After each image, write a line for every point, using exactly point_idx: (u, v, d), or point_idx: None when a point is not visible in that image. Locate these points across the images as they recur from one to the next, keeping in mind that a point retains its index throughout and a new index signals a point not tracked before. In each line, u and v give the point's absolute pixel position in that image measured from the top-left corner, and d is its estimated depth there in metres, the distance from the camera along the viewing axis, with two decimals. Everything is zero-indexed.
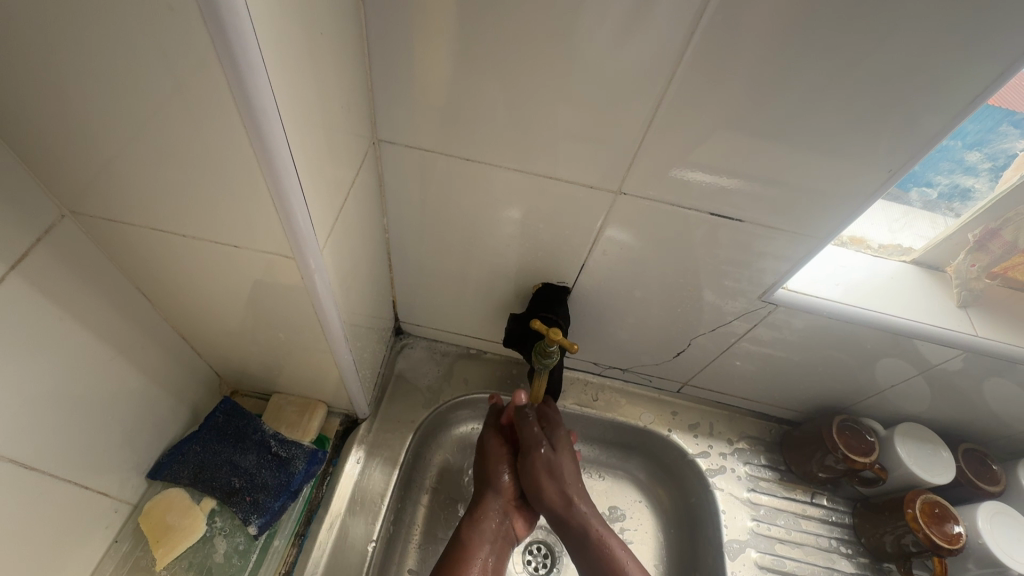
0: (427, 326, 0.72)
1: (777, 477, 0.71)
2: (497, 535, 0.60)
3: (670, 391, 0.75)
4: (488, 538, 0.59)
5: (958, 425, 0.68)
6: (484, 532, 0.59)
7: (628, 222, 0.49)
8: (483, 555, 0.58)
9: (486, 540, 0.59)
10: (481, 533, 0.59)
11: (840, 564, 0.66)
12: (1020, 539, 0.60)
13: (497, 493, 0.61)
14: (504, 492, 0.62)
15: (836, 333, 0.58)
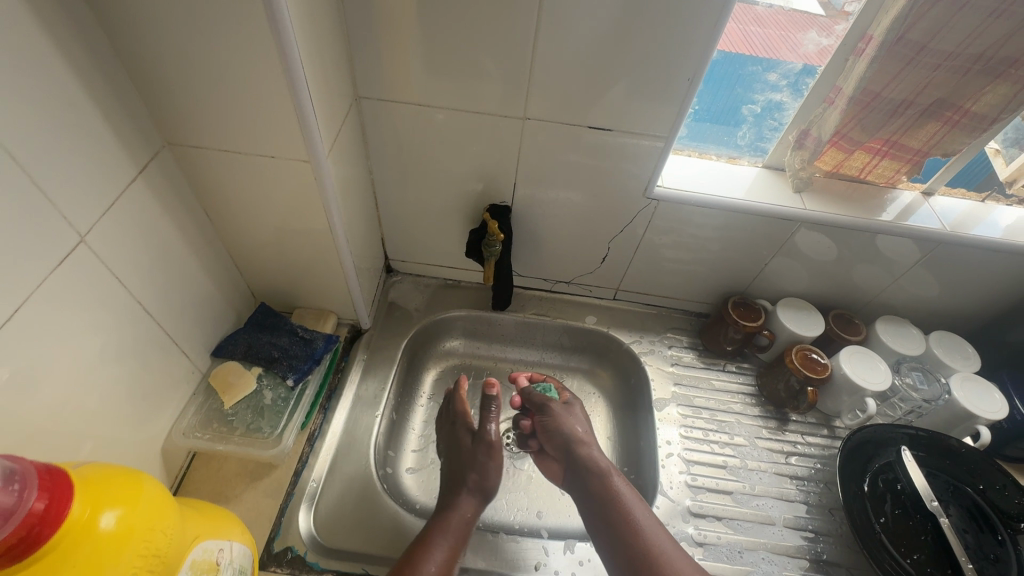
0: (411, 260, 0.92)
1: (696, 353, 0.90)
2: (463, 530, 0.63)
3: (607, 298, 0.95)
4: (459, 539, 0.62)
5: (830, 293, 0.88)
6: (453, 527, 0.63)
7: (541, 143, 0.69)
8: (446, 551, 0.60)
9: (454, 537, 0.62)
10: (451, 526, 0.63)
11: (746, 410, 0.84)
12: (871, 367, 0.78)
13: (474, 500, 0.67)
14: (483, 496, 0.68)
15: (708, 220, 0.77)
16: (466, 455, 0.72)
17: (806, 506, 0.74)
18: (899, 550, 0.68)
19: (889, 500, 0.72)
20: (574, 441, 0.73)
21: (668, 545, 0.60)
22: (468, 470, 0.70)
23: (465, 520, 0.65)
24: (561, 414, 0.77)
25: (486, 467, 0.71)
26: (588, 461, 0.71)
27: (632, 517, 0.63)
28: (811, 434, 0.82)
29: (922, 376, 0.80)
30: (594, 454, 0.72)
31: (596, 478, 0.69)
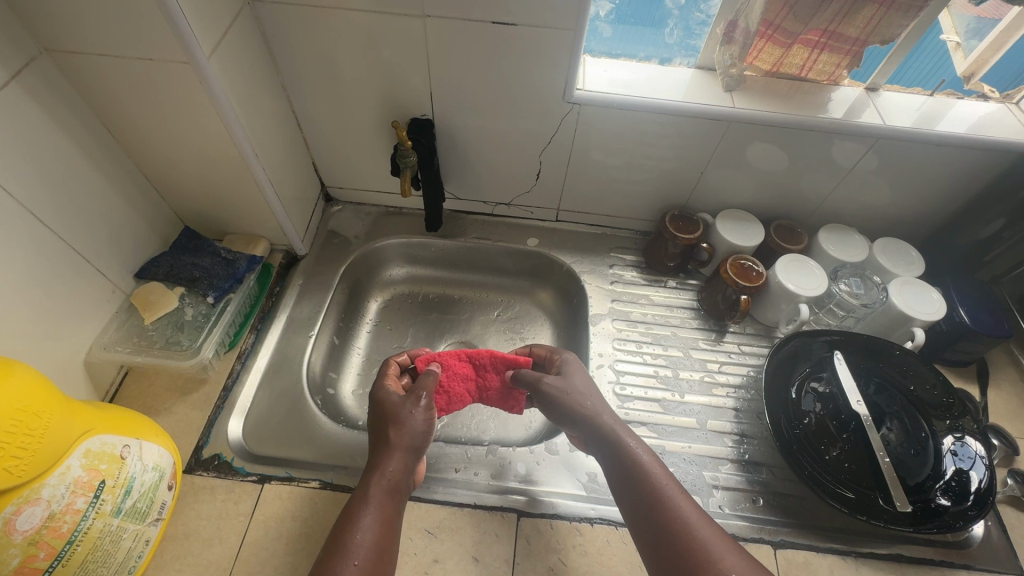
0: (348, 187, 0.91)
1: (638, 270, 0.90)
2: (391, 491, 0.55)
3: (550, 220, 0.94)
4: (389, 503, 0.55)
5: (772, 204, 0.86)
6: (375, 493, 0.54)
7: (449, 46, 0.66)
8: (374, 520, 0.52)
9: (379, 503, 0.54)
10: (375, 489, 0.55)
11: (685, 323, 0.84)
12: (806, 274, 0.77)
13: (399, 455, 0.57)
14: (410, 453, 0.58)
15: (637, 127, 0.75)
16: (392, 402, 0.62)
17: (735, 411, 0.75)
18: (822, 449, 0.68)
19: (818, 400, 0.71)
20: (577, 409, 0.62)
21: (690, 514, 0.49)
22: (387, 422, 0.60)
23: (390, 479, 0.56)
24: (557, 386, 0.65)
25: (414, 415, 0.60)
26: (597, 430, 0.60)
27: (651, 486, 0.52)
28: (747, 345, 0.82)
29: (859, 282, 0.78)
30: (604, 418, 0.60)
31: (613, 446, 0.57)
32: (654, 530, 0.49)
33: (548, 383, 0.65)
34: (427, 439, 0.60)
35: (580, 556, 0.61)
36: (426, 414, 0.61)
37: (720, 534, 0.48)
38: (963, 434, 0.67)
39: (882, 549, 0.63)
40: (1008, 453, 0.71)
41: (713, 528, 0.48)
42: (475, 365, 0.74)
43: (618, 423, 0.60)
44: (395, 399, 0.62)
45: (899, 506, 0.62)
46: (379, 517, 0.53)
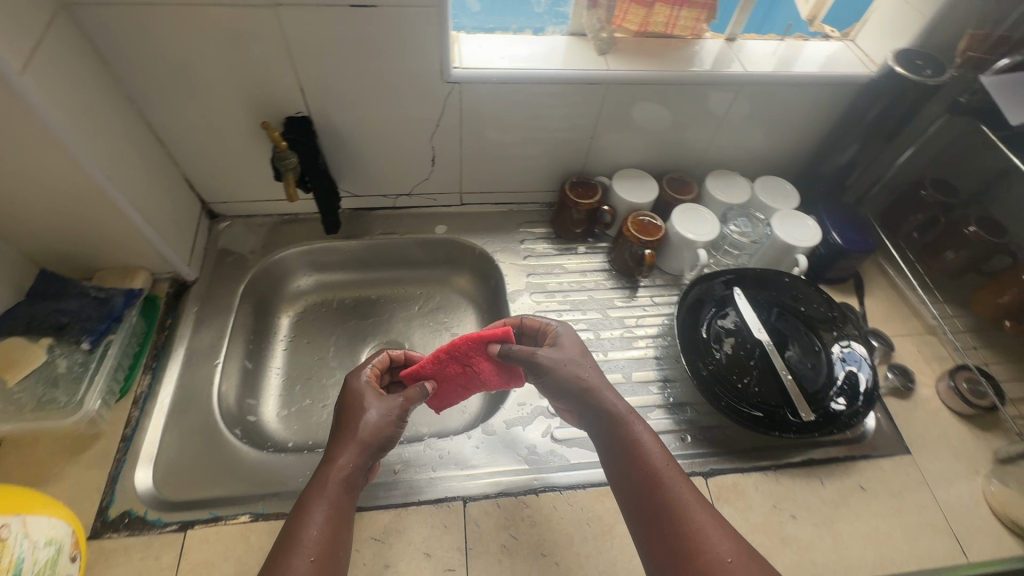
0: (233, 200, 0.85)
1: (549, 242, 0.91)
2: (344, 486, 0.53)
3: (455, 205, 0.93)
4: (342, 500, 0.52)
5: (662, 160, 0.90)
6: (327, 491, 0.52)
7: (310, 34, 0.63)
8: (326, 521, 0.50)
9: (332, 502, 0.51)
10: (330, 484, 0.52)
11: (600, 285, 0.87)
12: (698, 220, 0.82)
13: (357, 450, 0.55)
14: (370, 448, 0.55)
15: (521, 100, 0.75)
16: (364, 393, 0.59)
17: (656, 360, 0.79)
18: (736, 379, 0.73)
19: (727, 335, 0.77)
20: (576, 387, 0.60)
21: (693, 505, 0.52)
22: (352, 414, 0.57)
23: (342, 477, 0.53)
24: (552, 359, 0.61)
25: (382, 405, 0.58)
26: (597, 411, 0.59)
27: (651, 473, 0.54)
28: (659, 295, 0.86)
29: (746, 221, 0.84)
30: (604, 398, 0.59)
31: (616, 429, 0.57)
32: (659, 518, 0.52)
33: (545, 355, 0.61)
34: (392, 433, 0.58)
35: (530, 526, 0.62)
36: (397, 407, 0.58)
37: (718, 523, 0.51)
38: (848, 340, 0.75)
39: (797, 458, 0.70)
40: (887, 351, 0.80)
41: (712, 517, 0.51)
42: (460, 359, 0.64)
43: (622, 404, 0.59)
44: (373, 393, 0.59)
45: (805, 416, 0.69)
46: (330, 516, 0.50)
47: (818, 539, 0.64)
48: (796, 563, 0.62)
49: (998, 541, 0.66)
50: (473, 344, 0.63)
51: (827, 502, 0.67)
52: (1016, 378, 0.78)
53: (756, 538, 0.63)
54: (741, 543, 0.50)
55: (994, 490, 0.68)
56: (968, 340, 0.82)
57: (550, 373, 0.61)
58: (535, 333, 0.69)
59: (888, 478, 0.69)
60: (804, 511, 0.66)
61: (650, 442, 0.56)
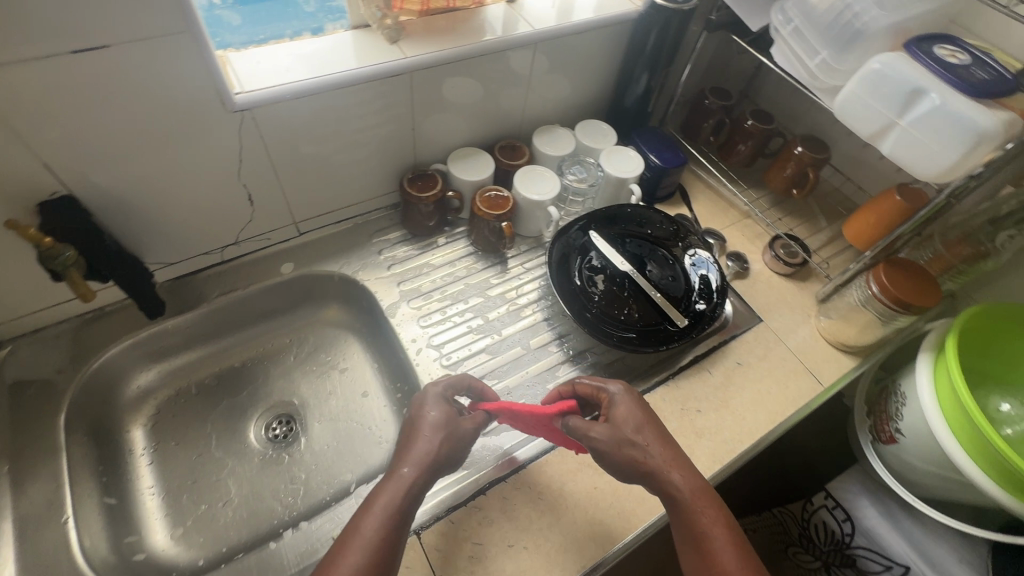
0: (5, 321, 0.67)
1: (408, 244, 0.88)
2: (408, 498, 0.53)
3: (294, 238, 0.83)
4: (403, 510, 0.53)
5: (488, 131, 0.91)
6: (386, 508, 0.52)
7: (29, 97, 0.50)
8: (380, 536, 0.50)
9: (389, 519, 0.51)
10: (393, 489, 0.53)
11: (472, 269, 0.86)
12: (538, 180, 0.85)
13: (423, 463, 0.56)
14: (438, 466, 0.57)
15: (325, 109, 0.69)
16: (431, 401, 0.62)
17: (547, 321, 0.82)
18: (618, 313, 0.79)
19: (597, 276, 0.82)
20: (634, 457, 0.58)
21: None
22: (425, 418, 0.60)
23: (401, 491, 0.53)
24: (602, 437, 0.59)
25: (444, 418, 0.60)
26: (661, 486, 0.57)
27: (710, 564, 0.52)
28: (528, 260, 0.89)
29: (580, 167, 0.90)
30: (664, 473, 0.57)
31: (682, 513, 0.55)
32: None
33: (596, 433, 0.60)
34: (456, 450, 0.59)
35: (488, 526, 0.62)
36: (456, 428, 0.60)
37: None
38: (693, 248, 0.86)
39: (684, 360, 0.79)
40: (722, 244, 0.92)
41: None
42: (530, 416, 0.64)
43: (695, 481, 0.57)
44: (436, 412, 0.61)
45: (680, 324, 0.78)
46: (387, 530, 0.50)
47: (721, 421, 0.74)
48: (712, 448, 0.71)
49: (837, 363, 0.82)
50: (536, 418, 0.64)
51: (718, 387, 0.77)
52: (812, 231, 0.95)
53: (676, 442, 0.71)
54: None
55: (824, 326, 0.84)
56: (773, 213, 0.97)
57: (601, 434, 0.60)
58: (594, 398, 0.65)
59: (754, 348, 0.82)
60: (704, 402, 0.75)
61: (713, 523, 0.54)
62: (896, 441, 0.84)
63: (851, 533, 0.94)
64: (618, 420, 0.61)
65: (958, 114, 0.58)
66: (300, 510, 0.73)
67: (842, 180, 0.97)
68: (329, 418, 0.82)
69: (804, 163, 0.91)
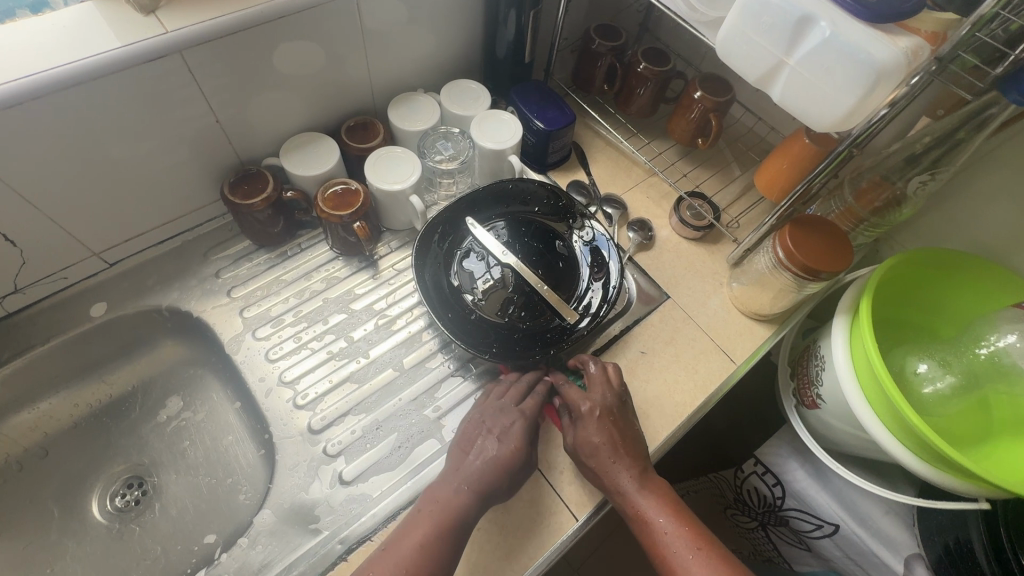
0: None
1: (255, 257, 0.74)
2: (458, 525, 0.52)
3: (105, 269, 0.68)
4: (452, 532, 0.52)
5: (334, 109, 0.75)
6: (439, 524, 0.52)
7: None
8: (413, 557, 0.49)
9: (428, 543, 0.50)
10: (455, 503, 0.53)
11: (334, 280, 0.73)
12: (394, 166, 0.71)
13: (477, 481, 0.55)
14: (502, 478, 0.55)
15: (71, 111, 0.53)
16: (485, 420, 0.60)
17: (426, 330, 0.71)
18: (500, 315, 0.69)
19: (476, 272, 0.71)
20: (598, 462, 0.58)
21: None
22: (499, 420, 0.59)
23: (454, 506, 0.53)
24: (578, 440, 0.59)
25: (513, 432, 0.58)
26: (618, 495, 0.57)
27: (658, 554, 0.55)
28: (401, 259, 0.76)
29: (445, 142, 0.76)
30: (629, 483, 0.57)
31: (638, 521, 0.57)
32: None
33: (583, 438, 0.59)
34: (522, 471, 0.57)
35: None
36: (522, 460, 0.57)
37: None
38: (588, 226, 0.74)
39: (581, 356, 0.70)
40: (623, 214, 0.82)
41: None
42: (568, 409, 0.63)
43: (655, 486, 0.58)
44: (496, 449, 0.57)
45: (570, 320, 0.68)
46: (429, 548, 0.50)
47: None
48: None
49: (752, 334, 0.75)
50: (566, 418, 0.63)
51: None
52: (722, 184, 0.85)
53: None
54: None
55: (736, 294, 0.76)
56: (679, 168, 0.86)
57: (574, 437, 0.60)
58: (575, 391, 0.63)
59: (660, 331, 0.73)
60: None
61: (660, 519, 0.56)
62: (818, 406, 0.79)
63: (782, 496, 0.91)
64: (579, 429, 0.59)
65: (855, 49, 0.46)
66: None
67: (753, 120, 0.87)
68: (187, 472, 0.71)
69: (705, 108, 0.79)
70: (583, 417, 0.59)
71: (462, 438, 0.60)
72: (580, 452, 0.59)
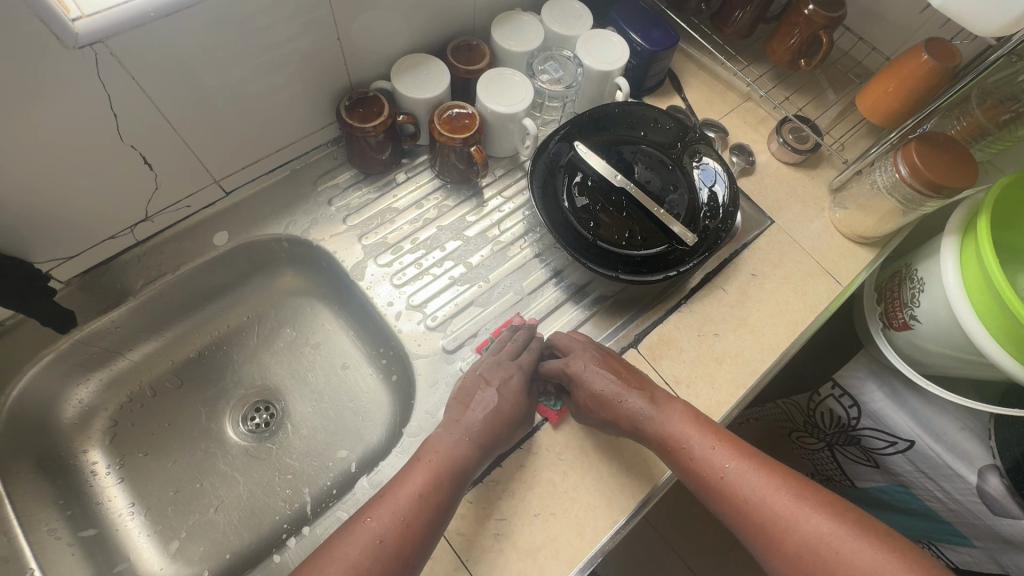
0: None
1: (364, 186, 0.74)
2: (400, 533, 0.48)
3: (222, 199, 0.69)
4: (451, 480, 0.52)
5: (439, 30, 0.72)
6: (374, 533, 0.48)
7: None
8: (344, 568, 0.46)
9: (361, 556, 0.46)
10: (389, 513, 0.49)
11: (443, 208, 0.73)
12: (508, 87, 0.69)
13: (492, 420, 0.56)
14: (509, 425, 0.57)
15: (212, 29, 0.51)
16: (481, 372, 0.61)
17: (538, 257, 0.72)
18: (616, 239, 0.69)
19: (589, 196, 0.71)
20: (610, 397, 0.58)
21: (762, 489, 0.52)
22: (498, 371, 0.61)
23: (455, 455, 0.54)
24: (578, 378, 0.59)
25: (511, 384, 0.60)
26: (643, 424, 0.57)
27: (710, 475, 0.54)
28: (506, 187, 0.76)
29: (554, 64, 0.74)
30: (645, 410, 0.57)
31: (673, 453, 0.55)
32: (751, 522, 0.51)
33: (577, 376, 0.59)
34: (508, 424, 0.57)
35: (511, 498, 0.56)
36: (505, 412, 0.57)
37: (798, 496, 0.51)
38: (699, 153, 0.74)
39: (694, 280, 0.71)
40: (724, 137, 0.81)
41: (791, 492, 0.51)
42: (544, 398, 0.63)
43: (676, 408, 0.57)
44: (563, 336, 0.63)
45: (689, 242, 0.68)
46: (428, 493, 0.51)
47: (740, 341, 0.68)
48: (734, 372, 0.66)
49: (855, 257, 0.75)
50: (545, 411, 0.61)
51: (734, 305, 0.70)
52: (821, 108, 0.84)
53: (699, 372, 0.65)
54: (834, 512, 0.49)
55: (839, 218, 0.76)
56: (779, 92, 0.84)
57: (577, 392, 0.59)
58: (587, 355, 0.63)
59: (768, 254, 0.74)
60: (721, 324, 0.68)
61: (692, 442, 0.55)
62: (910, 327, 0.80)
63: (857, 416, 0.94)
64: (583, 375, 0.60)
65: None
66: (303, 501, 0.67)
67: (853, 41, 0.85)
68: (313, 396, 0.74)
69: (815, 26, 0.76)
70: (581, 368, 0.60)
71: (458, 392, 0.60)
72: (589, 405, 0.58)
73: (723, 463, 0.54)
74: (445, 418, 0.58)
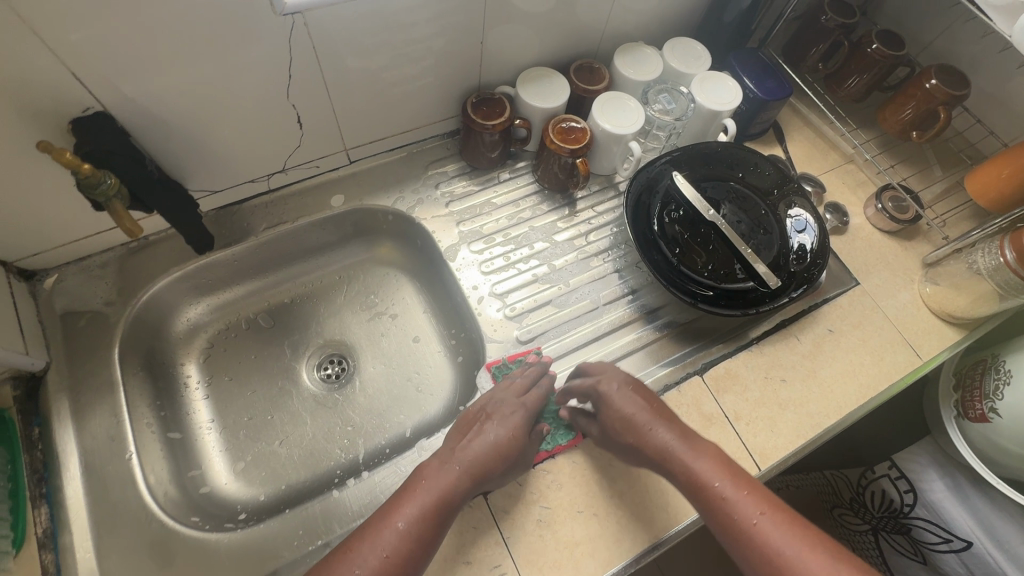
0: (50, 249, 0.63)
1: (470, 178, 0.79)
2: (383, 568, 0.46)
3: (344, 166, 0.76)
4: (442, 513, 0.51)
5: (566, 50, 0.78)
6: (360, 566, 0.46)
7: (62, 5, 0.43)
8: None
9: None
10: (371, 546, 0.48)
11: (537, 210, 0.78)
12: (623, 111, 0.73)
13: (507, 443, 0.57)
14: (500, 460, 0.56)
15: (385, 18, 0.59)
16: (485, 406, 0.60)
17: (617, 274, 0.75)
18: (699, 268, 0.70)
19: (677, 224, 0.72)
20: (637, 424, 0.57)
21: (791, 541, 0.48)
22: (500, 407, 0.60)
23: (448, 488, 0.52)
24: (609, 400, 0.59)
25: (514, 420, 0.59)
26: (670, 457, 0.55)
27: (733, 520, 0.50)
28: (599, 204, 0.80)
29: (668, 97, 0.78)
30: (674, 443, 0.55)
31: (698, 491, 0.53)
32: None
33: (609, 398, 0.59)
34: (504, 458, 0.56)
35: (558, 490, 0.58)
36: (505, 445, 0.56)
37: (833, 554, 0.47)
38: (793, 203, 0.75)
39: (769, 324, 0.72)
40: (820, 193, 0.82)
41: (824, 551, 0.47)
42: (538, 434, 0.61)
43: (705, 448, 0.55)
44: None
45: (772, 285, 0.69)
46: (413, 525, 0.49)
47: (808, 392, 0.67)
48: (796, 421, 0.65)
49: (940, 335, 0.74)
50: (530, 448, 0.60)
51: (806, 356, 0.70)
52: (926, 182, 0.83)
53: (760, 413, 0.65)
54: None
55: (929, 293, 0.75)
56: (884, 160, 0.85)
57: (605, 414, 0.59)
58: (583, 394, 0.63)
59: (849, 314, 0.74)
60: (790, 372, 0.69)
61: (721, 482, 0.52)
62: (987, 419, 0.77)
63: (912, 503, 0.90)
64: (612, 402, 0.59)
65: None
66: (357, 453, 0.71)
67: (970, 123, 0.84)
68: (382, 360, 0.79)
69: (934, 102, 0.76)
70: (612, 394, 0.59)
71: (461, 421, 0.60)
72: (616, 427, 0.58)
73: (751, 510, 0.50)
74: (441, 448, 0.58)
